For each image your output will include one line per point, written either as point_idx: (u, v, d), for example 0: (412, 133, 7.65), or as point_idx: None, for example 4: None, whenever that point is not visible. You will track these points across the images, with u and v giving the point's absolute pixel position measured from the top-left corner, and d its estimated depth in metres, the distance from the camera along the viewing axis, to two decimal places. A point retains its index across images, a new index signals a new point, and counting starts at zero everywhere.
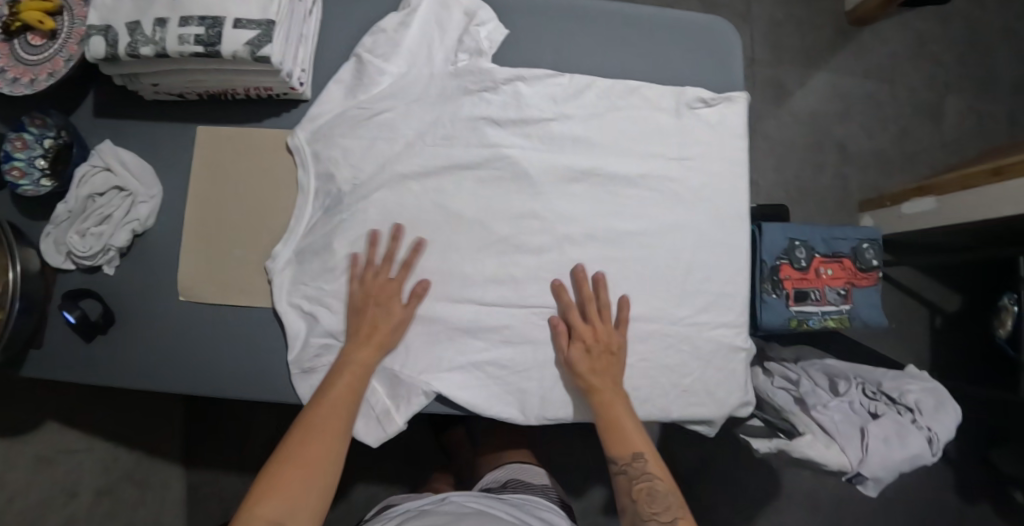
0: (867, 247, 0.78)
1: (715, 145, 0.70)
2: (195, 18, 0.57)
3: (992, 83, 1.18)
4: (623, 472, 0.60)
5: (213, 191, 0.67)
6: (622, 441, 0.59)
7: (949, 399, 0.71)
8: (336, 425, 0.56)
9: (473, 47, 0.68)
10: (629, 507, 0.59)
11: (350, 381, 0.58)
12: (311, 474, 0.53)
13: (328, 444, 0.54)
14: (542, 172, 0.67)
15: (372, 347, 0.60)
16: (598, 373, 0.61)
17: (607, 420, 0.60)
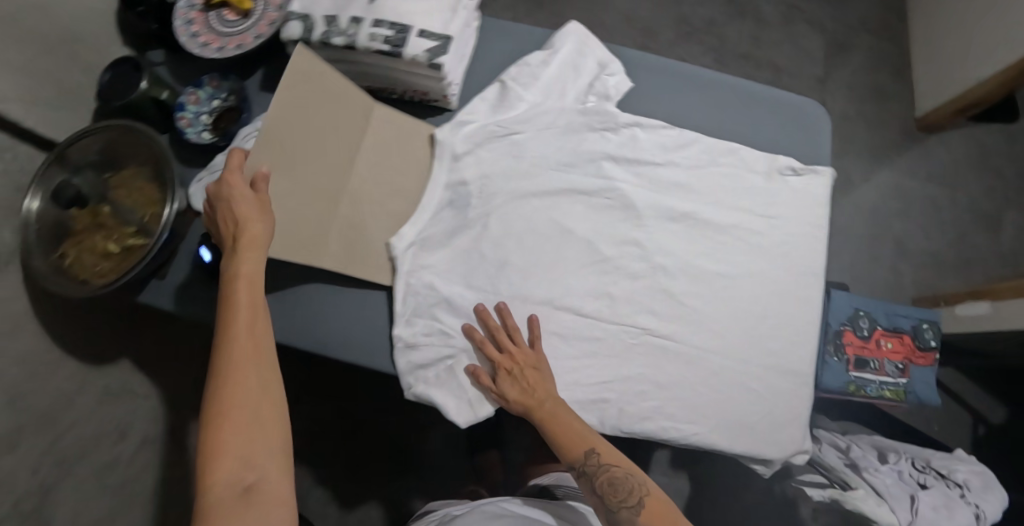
0: (927, 327, 0.82)
1: (805, 212, 0.75)
2: (386, 22, 0.66)
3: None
4: (584, 472, 0.59)
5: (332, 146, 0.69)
6: (568, 445, 0.60)
7: (997, 483, 0.74)
8: (253, 338, 0.52)
9: (602, 92, 0.76)
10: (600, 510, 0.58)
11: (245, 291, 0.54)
12: (243, 405, 0.49)
13: (251, 364, 0.51)
14: (650, 208, 0.73)
15: (255, 247, 0.57)
16: (513, 387, 0.64)
17: (552, 427, 0.62)
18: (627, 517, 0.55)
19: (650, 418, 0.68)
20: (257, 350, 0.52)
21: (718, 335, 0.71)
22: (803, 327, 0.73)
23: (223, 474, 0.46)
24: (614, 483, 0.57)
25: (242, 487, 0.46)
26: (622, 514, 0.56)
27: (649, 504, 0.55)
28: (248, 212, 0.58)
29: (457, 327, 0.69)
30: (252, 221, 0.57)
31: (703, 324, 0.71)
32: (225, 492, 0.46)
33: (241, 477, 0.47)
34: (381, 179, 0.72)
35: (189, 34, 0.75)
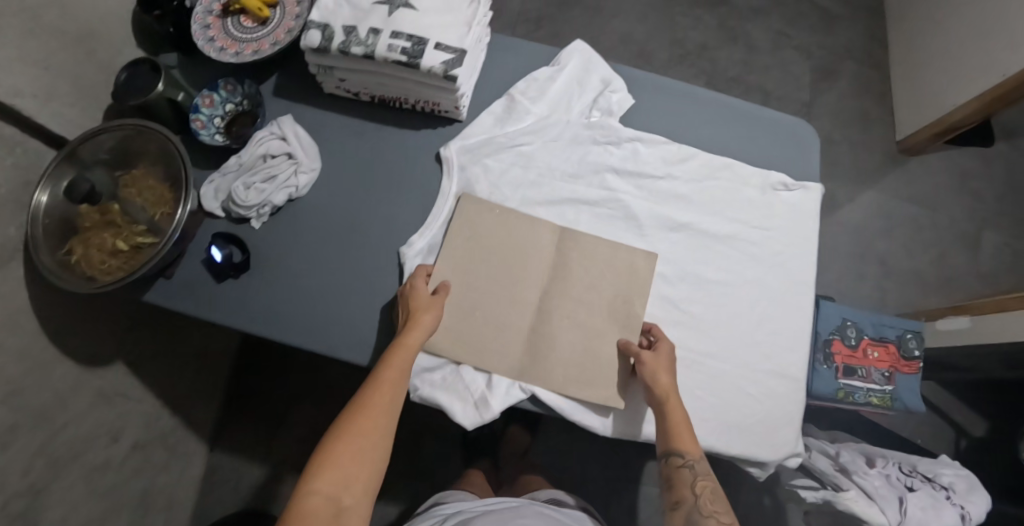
0: (911, 338, 0.86)
1: (797, 224, 0.78)
2: (404, 34, 0.70)
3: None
4: (687, 468, 0.62)
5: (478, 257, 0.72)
6: (684, 440, 0.63)
7: (980, 487, 0.79)
8: (392, 404, 0.59)
9: (605, 108, 0.79)
10: (685, 502, 0.61)
11: (400, 364, 0.60)
12: (367, 447, 0.56)
13: (382, 426, 0.57)
14: (651, 218, 0.76)
15: (423, 328, 0.63)
16: (666, 378, 0.65)
17: (669, 420, 0.63)
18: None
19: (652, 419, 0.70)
20: (387, 414, 0.58)
21: (716, 342, 0.74)
22: (799, 336, 0.76)
23: (324, 493, 0.53)
24: (716, 500, 0.61)
25: (335, 510, 0.52)
26: (708, 521, 0.59)
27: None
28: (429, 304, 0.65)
29: None
30: (432, 311, 0.64)
31: (704, 336, 0.73)
32: (321, 512, 0.52)
33: (337, 501, 0.53)
34: (550, 322, 0.70)
35: (207, 39, 0.77)
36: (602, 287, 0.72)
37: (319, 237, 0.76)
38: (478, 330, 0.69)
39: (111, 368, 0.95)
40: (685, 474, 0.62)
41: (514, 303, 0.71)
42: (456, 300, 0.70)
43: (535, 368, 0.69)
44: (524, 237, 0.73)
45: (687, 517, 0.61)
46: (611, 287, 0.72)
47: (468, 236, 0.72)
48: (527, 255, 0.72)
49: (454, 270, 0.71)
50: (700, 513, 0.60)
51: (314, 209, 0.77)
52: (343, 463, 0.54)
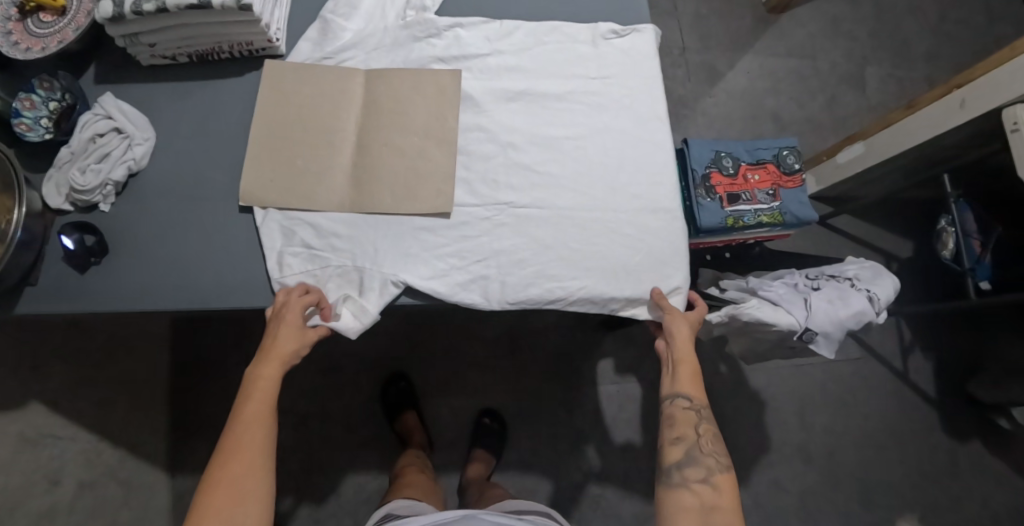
0: (787, 154, 0.85)
1: (632, 67, 0.78)
2: None
3: (903, 54, 1.38)
4: (694, 410, 0.66)
5: (279, 111, 0.75)
6: (693, 386, 0.67)
7: (886, 271, 0.78)
8: (260, 444, 0.58)
9: (419, 4, 0.80)
10: (687, 438, 0.66)
11: (257, 401, 0.60)
12: (239, 485, 0.56)
13: (250, 467, 0.57)
14: (486, 94, 0.76)
15: (280, 361, 0.62)
16: (683, 334, 0.68)
17: (683, 367, 0.68)
18: (709, 464, 0.64)
19: (529, 272, 0.70)
20: (260, 453, 0.58)
21: (578, 194, 0.73)
22: (663, 167, 0.76)
23: None
24: (714, 442, 0.66)
25: None
26: (703, 454, 0.65)
27: (727, 475, 0.64)
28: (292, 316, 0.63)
29: (326, 247, 0.70)
30: (291, 337, 0.63)
31: (566, 192, 0.73)
32: None
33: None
34: (371, 154, 0.73)
35: (9, 44, 0.75)
36: (411, 104, 0.75)
37: (172, 204, 0.76)
38: (301, 175, 0.72)
39: (27, 409, 0.93)
40: (688, 413, 0.66)
41: (334, 145, 0.73)
42: (276, 156, 0.73)
43: (352, 202, 0.71)
44: (334, 85, 0.76)
45: (684, 453, 0.65)
46: (423, 105, 0.75)
47: (280, 97, 0.76)
48: (333, 98, 0.75)
49: (267, 123, 0.74)
50: (698, 449, 0.65)
51: (164, 180, 0.77)
52: (216, 498, 0.55)
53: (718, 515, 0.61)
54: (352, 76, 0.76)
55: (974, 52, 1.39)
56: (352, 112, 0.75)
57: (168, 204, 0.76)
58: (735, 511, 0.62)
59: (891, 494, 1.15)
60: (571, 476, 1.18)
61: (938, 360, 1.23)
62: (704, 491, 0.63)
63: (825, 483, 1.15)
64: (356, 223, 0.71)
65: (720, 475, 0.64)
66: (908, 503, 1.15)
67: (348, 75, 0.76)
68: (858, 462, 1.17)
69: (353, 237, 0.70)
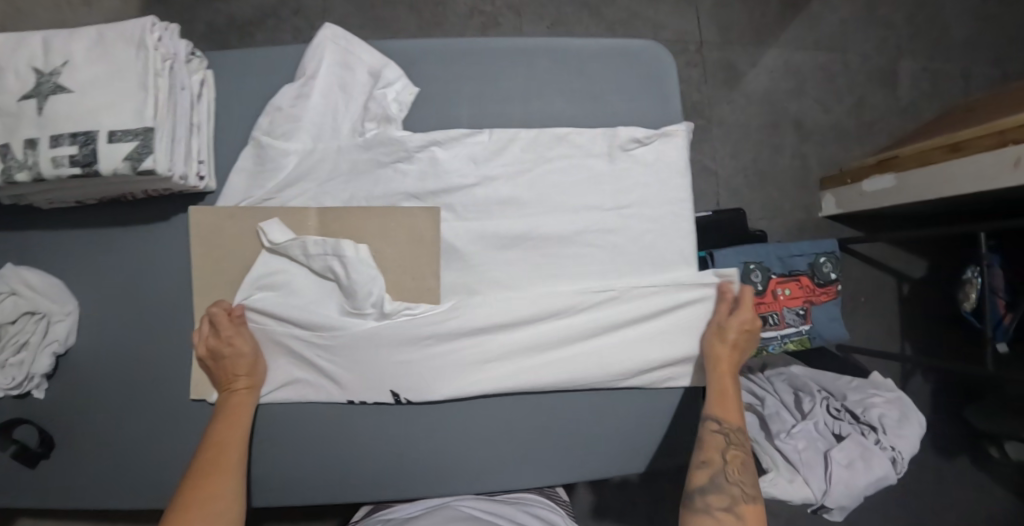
0: (824, 261, 0.76)
1: (657, 185, 0.66)
2: (66, 136, 0.53)
3: (944, 41, 1.13)
4: (724, 434, 0.59)
5: (215, 276, 0.62)
6: (726, 408, 0.60)
7: (912, 410, 0.74)
8: (235, 467, 0.55)
9: (380, 114, 0.62)
10: (714, 464, 0.57)
11: (224, 426, 0.57)
12: (218, 497, 0.52)
13: (234, 465, 0.55)
14: (472, 243, 0.62)
15: (251, 388, 0.60)
16: (728, 346, 0.62)
17: (719, 383, 0.61)
18: (732, 493, 0.55)
19: (525, 466, 0.65)
20: (236, 474, 0.55)
21: (582, 360, 0.64)
22: (681, 319, 0.65)
23: None
24: (744, 470, 0.57)
25: None
26: (730, 488, 0.56)
27: (756, 508, 0.55)
28: (240, 345, 0.60)
29: (301, 447, 0.63)
30: (255, 368, 0.60)
31: (575, 355, 0.64)
32: None
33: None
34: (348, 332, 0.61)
35: None
36: (379, 257, 0.61)
37: (116, 384, 0.66)
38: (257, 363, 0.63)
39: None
40: (717, 437, 0.59)
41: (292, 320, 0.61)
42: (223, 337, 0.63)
43: (322, 392, 0.62)
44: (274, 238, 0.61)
45: (709, 479, 0.56)
46: (396, 263, 0.61)
47: (212, 257, 0.62)
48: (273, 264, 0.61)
49: (206, 293, 0.62)
50: (726, 483, 0.56)
51: (100, 352, 0.65)
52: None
53: None
54: (287, 229, 0.61)
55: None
56: (297, 277, 0.61)
57: (112, 384, 0.66)
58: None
59: None
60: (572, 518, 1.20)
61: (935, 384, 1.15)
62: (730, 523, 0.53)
63: None
64: (332, 414, 0.63)
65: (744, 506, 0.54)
66: None
67: (271, 227, 0.60)
68: None
69: (330, 433, 0.63)
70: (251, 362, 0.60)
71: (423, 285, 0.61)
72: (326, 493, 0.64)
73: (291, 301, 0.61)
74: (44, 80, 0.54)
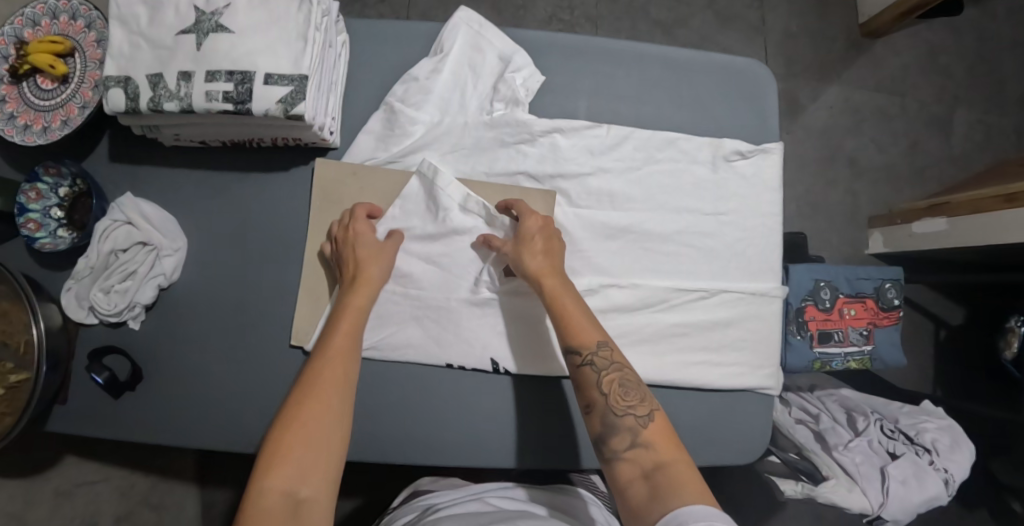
0: (889, 287, 0.80)
1: (752, 199, 0.68)
2: (223, 73, 0.55)
3: (997, 97, 1.19)
4: (590, 365, 0.53)
5: (333, 226, 0.64)
6: (576, 333, 0.54)
7: (963, 438, 0.77)
8: (341, 376, 0.51)
9: (509, 96, 0.64)
10: (596, 404, 0.52)
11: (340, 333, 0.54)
12: (323, 405, 0.48)
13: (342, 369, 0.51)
14: (582, 228, 0.64)
15: (367, 285, 0.58)
16: (540, 257, 0.58)
17: (560, 308, 0.56)
18: (630, 425, 0.50)
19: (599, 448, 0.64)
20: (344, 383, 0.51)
21: (673, 354, 0.65)
22: (764, 322, 0.67)
23: (279, 480, 0.43)
24: (624, 395, 0.51)
25: (293, 498, 0.43)
26: (625, 420, 0.50)
27: (659, 421, 0.50)
28: (374, 245, 0.60)
29: (384, 407, 0.63)
30: (376, 265, 0.59)
31: (665, 350, 0.65)
32: (274, 500, 0.42)
33: (292, 488, 0.43)
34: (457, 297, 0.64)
35: (6, 118, 0.62)
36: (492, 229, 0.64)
37: (211, 324, 0.66)
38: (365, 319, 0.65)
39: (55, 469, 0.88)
40: (586, 372, 0.53)
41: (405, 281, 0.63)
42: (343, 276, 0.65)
43: (421, 355, 0.63)
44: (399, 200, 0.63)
45: (602, 423, 0.51)
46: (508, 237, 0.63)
47: (331, 210, 0.64)
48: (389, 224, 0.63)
49: (321, 243, 0.64)
50: (612, 412, 0.51)
51: (202, 291, 0.66)
52: (294, 434, 0.45)
53: (668, 473, 0.46)
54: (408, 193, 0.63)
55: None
56: (409, 241, 0.64)
57: (208, 325, 0.66)
58: (678, 455, 0.47)
59: None
60: None
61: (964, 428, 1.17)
62: (641, 457, 0.48)
63: None
64: (422, 378, 0.63)
65: (648, 430, 0.49)
66: None
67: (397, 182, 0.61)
68: None
69: (417, 396, 0.63)
70: (375, 258, 0.59)
71: None
72: (395, 453, 0.62)
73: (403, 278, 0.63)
74: (205, 19, 0.56)
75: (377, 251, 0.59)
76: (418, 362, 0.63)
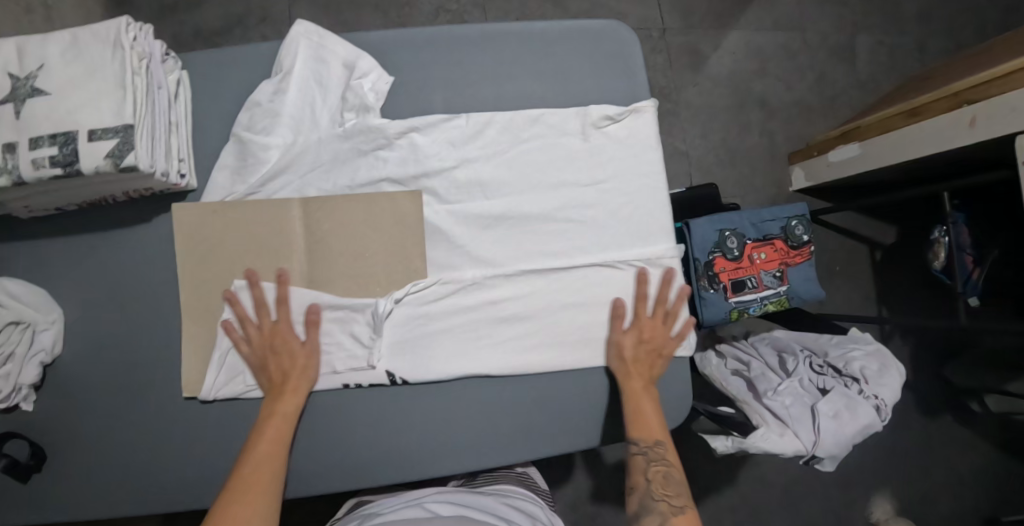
0: (796, 225, 0.80)
1: (629, 163, 0.67)
2: (45, 137, 0.53)
3: (892, 17, 1.21)
4: (643, 455, 0.59)
5: (204, 268, 0.62)
6: (643, 428, 0.59)
7: (891, 361, 0.77)
8: (265, 485, 0.53)
9: (359, 103, 0.63)
10: (639, 489, 0.58)
11: (268, 444, 0.56)
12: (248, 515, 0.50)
13: (269, 476, 0.53)
14: (460, 224, 0.63)
15: (295, 393, 0.59)
16: (643, 354, 0.62)
17: (635, 405, 0.60)
18: (664, 509, 0.56)
19: (517, 442, 0.63)
20: (274, 495, 0.53)
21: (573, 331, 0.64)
22: (662, 285, 0.66)
23: None
24: (668, 485, 0.58)
25: None
26: (660, 505, 0.56)
27: (690, 511, 0.56)
28: (293, 341, 0.61)
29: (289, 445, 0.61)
30: (302, 371, 0.60)
31: (563, 329, 0.64)
32: None
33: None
34: (343, 315, 0.62)
35: None
36: (365, 241, 0.62)
37: (105, 391, 0.65)
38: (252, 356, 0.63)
39: None
40: (638, 460, 0.59)
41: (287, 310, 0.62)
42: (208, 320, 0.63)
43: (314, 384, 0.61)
44: (268, 232, 0.62)
45: (638, 504, 0.57)
46: (381, 246, 0.62)
47: (199, 252, 0.62)
48: (268, 252, 0.62)
49: (195, 288, 0.62)
50: (651, 500, 0.57)
51: (91, 358, 0.65)
52: None
53: None
54: (272, 222, 0.62)
55: (971, 7, 1.23)
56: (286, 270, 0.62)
57: (102, 391, 0.65)
58: None
59: (882, 482, 1.16)
60: (567, 504, 1.06)
61: (915, 346, 1.18)
62: None
63: (819, 483, 1.15)
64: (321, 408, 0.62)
65: (679, 516, 0.55)
66: (906, 499, 1.15)
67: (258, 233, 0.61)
68: (856, 462, 1.16)
69: (320, 428, 0.62)
70: (303, 364, 0.60)
71: (409, 264, 0.62)
72: (313, 484, 0.61)
73: (297, 298, 0.62)
74: (20, 84, 0.54)
75: (304, 353, 0.60)
76: (314, 392, 0.62)
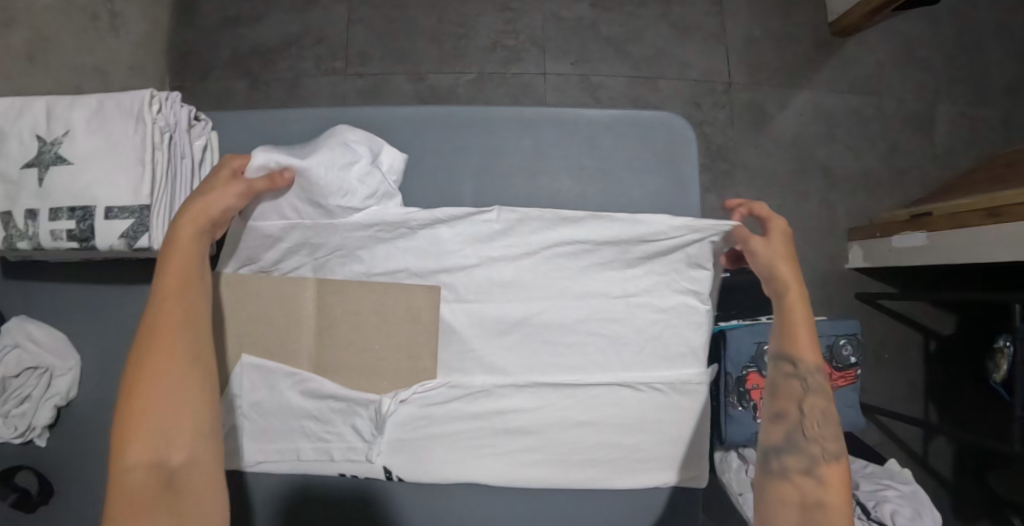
0: (844, 344, 0.73)
1: (666, 275, 0.61)
2: (65, 210, 0.52)
3: (986, 87, 1.09)
4: (799, 379, 0.53)
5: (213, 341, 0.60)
6: (802, 348, 0.53)
7: (927, 512, 0.70)
8: (179, 347, 0.47)
9: (379, 190, 0.57)
10: (788, 417, 0.53)
11: (172, 283, 0.49)
12: (172, 372, 0.46)
13: (174, 319, 0.48)
14: (474, 326, 0.60)
15: (202, 215, 0.51)
16: (788, 264, 0.54)
17: (792, 320, 0.54)
18: (813, 451, 0.51)
19: None
20: (186, 321, 0.48)
21: (579, 448, 0.60)
22: (682, 410, 0.61)
23: (142, 456, 0.44)
24: (822, 424, 0.52)
25: (167, 475, 0.44)
26: (809, 445, 0.51)
27: (842, 462, 0.51)
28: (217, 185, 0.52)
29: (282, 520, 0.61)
30: (218, 196, 0.52)
31: (571, 445, 0.60)
32: (145, 477, 0.43)
33: (161, 459, 0.44)
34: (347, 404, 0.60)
35: None
36: (377, 332, 0.60)
37: (112, 438, 0.66)
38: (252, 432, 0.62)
39: None
40: (789, 384, 0.53)
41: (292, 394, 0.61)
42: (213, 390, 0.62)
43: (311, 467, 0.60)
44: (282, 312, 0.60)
45: (784, 436, 0.52)
46: (392, 339, 0.60)
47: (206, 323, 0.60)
48: (279, 334, 0.60)
49: None
50: (802, 432, 0.52)
51: (102, 404, 0.66)
52: (138, 429, 0.44)
53: (829, 513, 0.47)
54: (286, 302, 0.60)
55: None
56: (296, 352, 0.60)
57: (111, 437, 0.66)
58: (842, 504, 0.48)
59: None
60: None
61: (957, 450, 1.09)
62: (807, 486, 0.50)
63: None
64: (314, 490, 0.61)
65: (829, 465, 0.50)
66: None
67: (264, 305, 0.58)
68: None
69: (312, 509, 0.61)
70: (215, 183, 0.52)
71: (418, 362, 0.60)
72: None
73: (302, 384, 0.60)
74: (46, 149, 0.54)
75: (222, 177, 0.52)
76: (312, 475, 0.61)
